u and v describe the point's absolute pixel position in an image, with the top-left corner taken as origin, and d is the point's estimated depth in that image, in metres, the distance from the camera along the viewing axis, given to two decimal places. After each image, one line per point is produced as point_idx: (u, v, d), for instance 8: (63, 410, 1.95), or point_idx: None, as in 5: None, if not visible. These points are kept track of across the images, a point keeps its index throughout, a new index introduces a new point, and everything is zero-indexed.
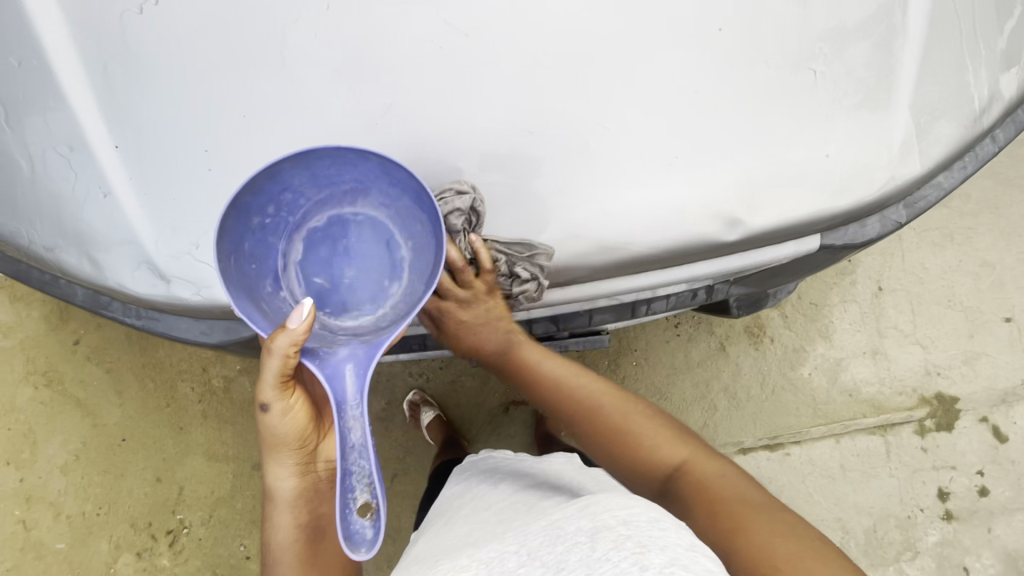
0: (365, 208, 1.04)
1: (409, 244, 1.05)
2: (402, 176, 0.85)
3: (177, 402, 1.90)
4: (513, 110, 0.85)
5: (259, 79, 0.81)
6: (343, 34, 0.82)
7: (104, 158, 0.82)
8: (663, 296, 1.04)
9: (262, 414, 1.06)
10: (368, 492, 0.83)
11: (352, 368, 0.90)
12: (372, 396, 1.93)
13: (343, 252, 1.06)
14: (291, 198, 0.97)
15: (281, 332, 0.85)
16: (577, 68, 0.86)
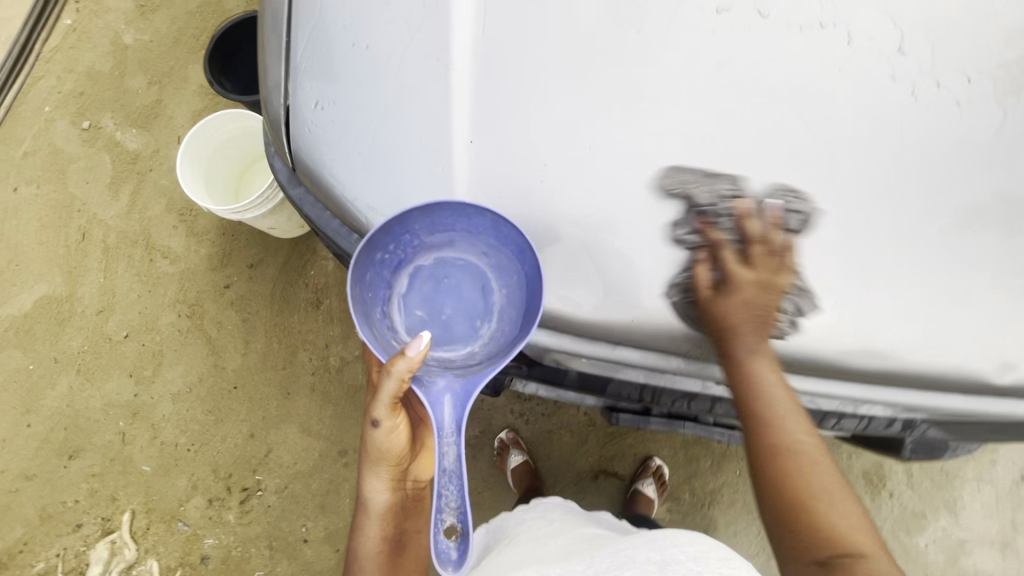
0: (467, 253, 1.04)
1: (502, 290, 1.04)
2: (506, 234, 0.85)
3: (292, 368, 1.98)
4: (868, 201, 0.78)
5: (615, 107, 0.78)
6: (732, 84, 0.78)
7: (455, 138, 0.81)
8: (862, 415, 0.87)
9: (372, 427, 1.04)
10: (453, 514, 0.89)
11: (450, 398, 0.93)
12: (468, 421, 1.92)
13: (445, 289, 1.06)
14: (407, 240, 1.01)
15: (400, 358, 0.89)
16: (945, 181, 0.79)
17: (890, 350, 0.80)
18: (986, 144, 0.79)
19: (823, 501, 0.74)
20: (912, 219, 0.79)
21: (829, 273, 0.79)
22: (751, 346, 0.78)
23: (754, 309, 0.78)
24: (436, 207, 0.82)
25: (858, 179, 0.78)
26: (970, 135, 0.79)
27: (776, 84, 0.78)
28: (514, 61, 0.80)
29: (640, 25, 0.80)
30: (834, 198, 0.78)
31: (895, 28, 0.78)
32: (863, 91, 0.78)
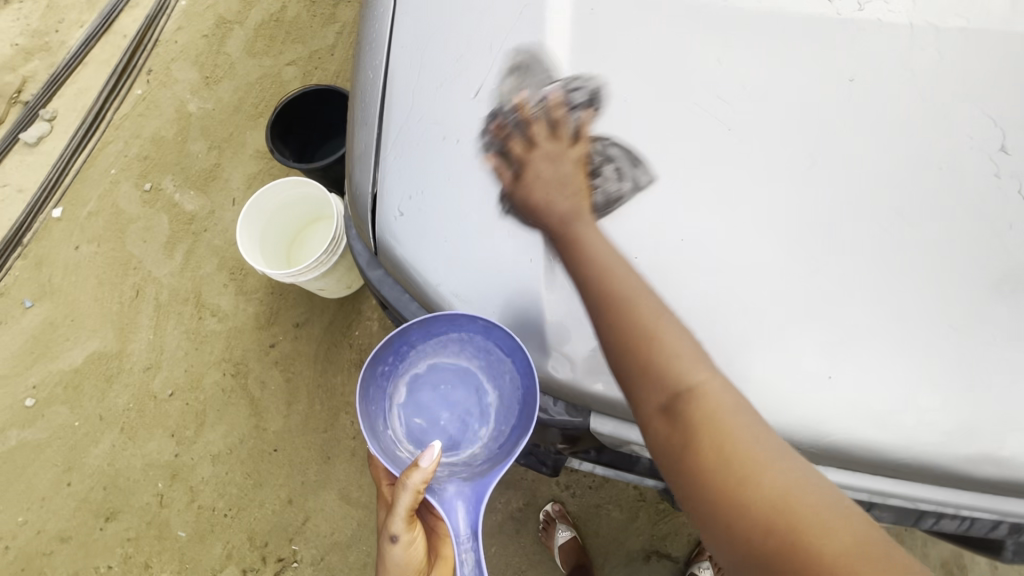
0: (459, 360, 1.09)
1: (495, 392, 1.09)
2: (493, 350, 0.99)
3: (334, 431, 1.95)
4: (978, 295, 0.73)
5: (707, 201, 0.78)
6: (829, 176, 0.76)
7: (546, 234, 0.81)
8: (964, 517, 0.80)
9: (391, 544, 0.99)
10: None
11: (462, 502, 0.96)
12: (513, 492, 1.85)
13: (439, 394, 1.12)
14: (404, 354, 1.06)
15: (413, 469, 0.90)
16: None
17: (1013, 458, 0.74)
18: None
19: (666, 377, 0.69)
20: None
21: (947, 376, 0.73)
22: (584, 223, 0.78)
23: (557, 175, 0.81)
24: (431, 323, 0.89)
25: (967, 273, 0.73)
26: None
27: (872, 180, 0.76)
28: (608, 158, 0.81)
29: (730, 119, 0.79)
30: (944, 295, 0.73)
31: (998, 122, 0.76)
32: (965, 181, 0.75)
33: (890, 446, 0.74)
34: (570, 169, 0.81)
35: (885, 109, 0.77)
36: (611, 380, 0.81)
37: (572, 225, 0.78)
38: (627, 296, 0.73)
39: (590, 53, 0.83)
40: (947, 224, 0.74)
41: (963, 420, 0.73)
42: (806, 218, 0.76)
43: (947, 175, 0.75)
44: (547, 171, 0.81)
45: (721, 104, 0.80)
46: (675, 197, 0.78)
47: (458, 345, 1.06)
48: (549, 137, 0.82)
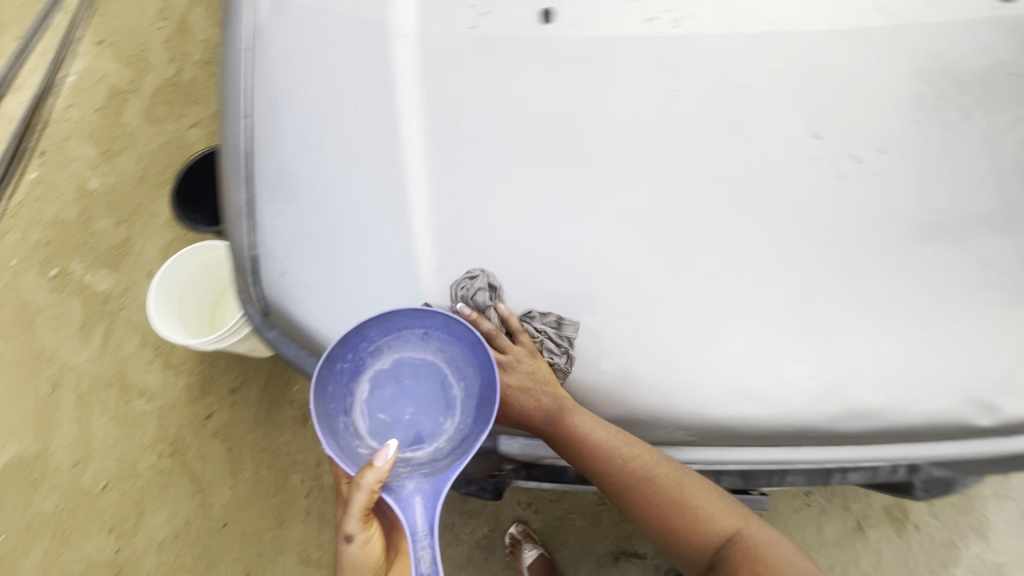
0: (426, 352, 0.90)
1: (463, 383, 0.89)
2: (461, 331, 0.83)
3: (284, 493, 1.89)
4: (820, 264, 0.78)
5: (567, 216, 0.81)
6: (673, 176, 0.81)
7: (423, 274, 0.83)
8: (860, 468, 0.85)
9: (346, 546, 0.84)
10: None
11: (422, 499, 0.78)
12: (476, 521, 1.83)
13: (405, 390, 0.90)
14: (362, 346, 0.86)
15: (370, 467, 0.76)
16: (891, 227, 0.79)
17: (877, 408, 0.78)
18: (923, 187, 0.79)
19: (707, 532, 0.82)
20: (878, 277, 0.78)
21: (803, 346, 0.78)
22: (574, 413, 0.80)
23: (526, 386, 0.82)
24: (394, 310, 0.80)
25: (807, 246, 0.79)
26: (903, 180, 0.79)
27: (713, 174, 0.81)
28: (468, 190, 0.83)
29: (578, 136, 0.82)
30: (790, 271, 0.79)
31: (820, 102, 0.81)
32: (795, 159, 0.80)
33: (765, 419, 0.79)
34: (534, 384, 0.81)
35: (716, 107, 0.81)
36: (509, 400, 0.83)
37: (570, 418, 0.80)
38: (647, 470, 0.80)
39: (439, 88, 0.85)
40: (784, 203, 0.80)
41: (825, 383, 0.78)
42: (658, 220, 0.80)
43: (777, 156, 0.81)
44: (519, 393, 0.83)
45: (567, 124, 0.82)
46: (540, 218, 0.81)
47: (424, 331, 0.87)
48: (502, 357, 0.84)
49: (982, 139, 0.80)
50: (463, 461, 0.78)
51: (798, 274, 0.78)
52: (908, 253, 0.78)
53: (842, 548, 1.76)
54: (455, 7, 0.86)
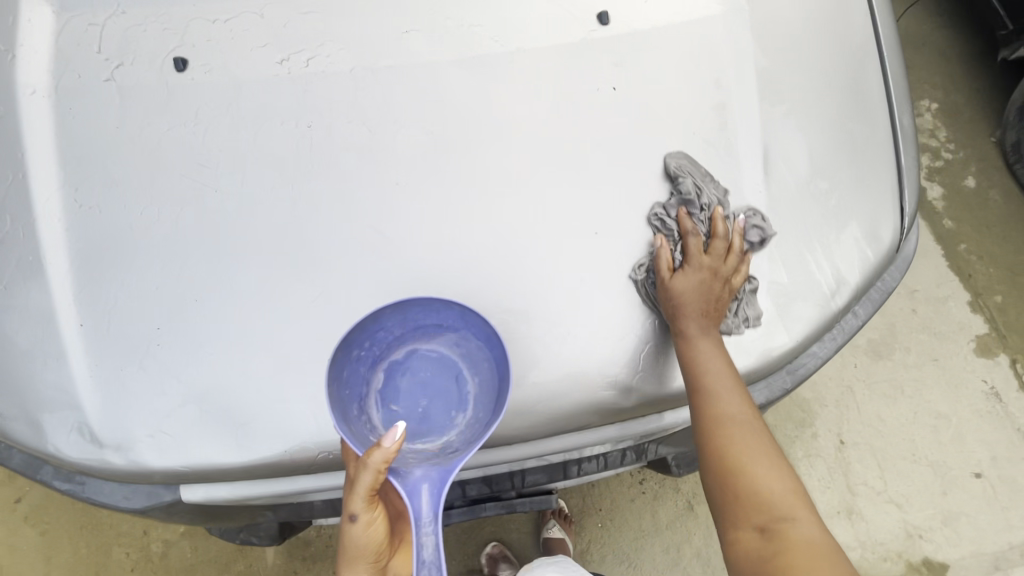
0: (442, 344, 0.88)
1: (477, 377, 0.87)
2: (477, 324, 0.83)
3: (106, 571, 1.76)
4: (452, 275, 0.84)
5: (207, 257, 0.82)
6: (308, 206, 0.83)
7: (67, 332, 0.80)
8: (589, 456, 1.04)
9: (349, 525, 0.78)
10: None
11: (429, 486, 0.76)
12: (322, 564, 1.79)
13: (421, 382, 0.87)
14: (380, 336, 0.85)
15: (375, 449, 0.73)
16: (515, 234, 0.85)
17: (521, 404, 0.84)
18: (541, 194, 0.86)
19: (762, 509, 0.76)
20: (513, 283, 0.84)
21: None
22: (699, 339, 0.82)
23: (700, 294, 0.84)
24: (408, 299, 0.81)
25: (439, 262, 0.84)
26: (524, 188, 0.86)
27: (346, 200, 0.84)
28: (109, 241, 0.82)
29: (216, 179, 0.83)
30: (423, 288, 0.83)
31: (449, 125, 0.86)
32: (423, 179, 0.85)
33: None
34: (718, 285, 0.85)
35: (346, 135, 0.85)
36: (167, 451, 0.80)
37: (688, 342, 0.83)
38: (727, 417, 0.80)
39: (75, 143, 0.84)
40: (413, 221, 0.84)
41: None
42: (296, 251, 0.82)
43: (407, 178, 0.85)
44: (695, 281, 0.84)
45: (206, 166, 0.84)
46: (183, 263, 0.82)
47: (439, 323, 0.85)
48: (714, 253, 0.86)
49: (597, 146, 0.87)
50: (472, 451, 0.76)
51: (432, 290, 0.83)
52: (533, 256, 0.85)
53: (676, 529, 1.83)
54: (87, 61, 0.86)
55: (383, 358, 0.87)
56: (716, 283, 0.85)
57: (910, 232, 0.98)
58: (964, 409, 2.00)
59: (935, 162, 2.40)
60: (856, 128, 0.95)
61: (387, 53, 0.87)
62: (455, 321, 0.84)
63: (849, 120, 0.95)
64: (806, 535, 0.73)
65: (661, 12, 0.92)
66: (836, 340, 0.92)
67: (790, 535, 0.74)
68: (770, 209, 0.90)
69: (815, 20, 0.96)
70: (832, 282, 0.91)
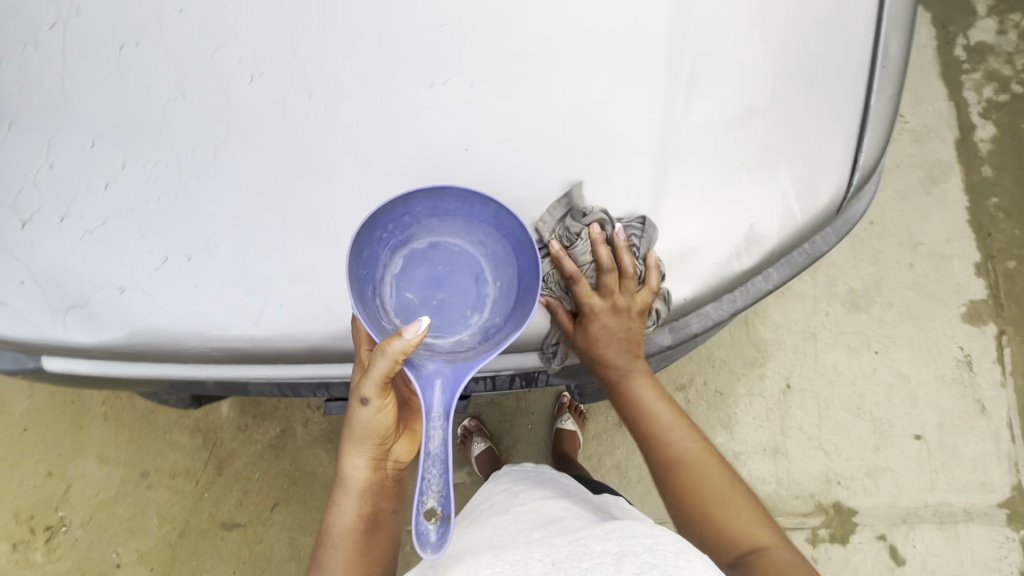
0: (465, 241, 0.82)
1: (498, 284, 0.81)
2: (511, 228, 0.75)
3: (82, 401, 1.93)
4: (287, 169, 0.73)
5: (30, 124, 0.74)
6: (132, 74, 0.72)
7: None
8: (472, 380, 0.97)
9: (359, 407, 0.78)
10: (436, 498, 0.67)
11: (442, 382, 0.71)
12: (270, 422, 1.94)
13: (440, 277, 0.82)
14: (406, 220, 0.78)
15: (395, 337, 0.67)
16: (366, 132, 0.72)
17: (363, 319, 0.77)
18: (403, 87, 0.72)
19: (729, 539, 0.74)
20: (359, 189, 0.73)
21: (277, 259, 0.76)
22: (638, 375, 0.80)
23: (615, 341, 0.76)
24: (442, 186, 0.72)
25: (275, 155, 0.73)
26: (382, 78, 0.72)
27: (175, 71, 0.72)
28: None
29: (36, 35, 0.73)
30: (257, 183, 0.74)
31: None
32: (261, 55, 0.72)
33: (253, 332, 0.79)
34: (622, 333, 0.77)
35: None
36: (11, 320, 0.80)
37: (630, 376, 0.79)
38: (682, 458, 0.80)
39: None
40: (246, 105, 0.72)
41: (307, 300, 0.77)
42: (125, 129, 0.73)
43: (244, 51, 0.72)
44: (611, 326, 0.76)
45: (24, 17, 0.73)
46: (9, 128, 0.74)
47: (469, 216, 0.79)
48: (609, 293, 0.75)
49: (483, 41, 0.72)
50: (493, 351, 0.71)
51: (265, 187, 0.74)
52: (384, 159, 0.73)
53: (601, 441, 1.87)
54: None
55: (402, 245, 0.81)
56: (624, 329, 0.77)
57: (861, 192, 0.84)
58: (926, 372, 1.91)
59: (998, 95, 2.02)
60: (818, 53, 0.77)
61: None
62: (490, 219, 0.77)
63: (813, 40, 0.77)
64: (778, 556, 0.72)
65: None
66: (735, 303, 0.81)
67: (761, 557, 0.72)
68: (688, 141, 0.75)
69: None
70: (743, 237, 0.79)
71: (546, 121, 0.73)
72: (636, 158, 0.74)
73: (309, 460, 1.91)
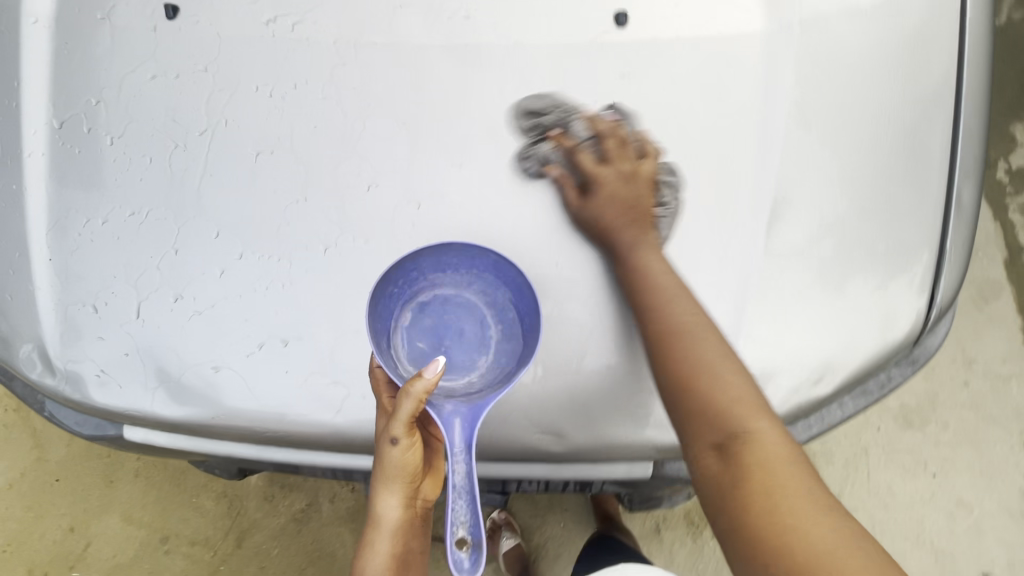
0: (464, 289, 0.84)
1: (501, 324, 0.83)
2: (509, 273, 0.78)
3: (116, 454, 1.92)
4: (390, 273, 0.79)
5: (163, 214, 0.81)
6: (262, 178, 0.80)
7: (38, 267, 0.84)
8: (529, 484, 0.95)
9: (389, 448, 0.76)
10: (465, 527, 0.70)
11: (459, 420, 0.72)
12: (297, 494, 1.89)
13: (444, 324, 0.84)
14: (409, 274, 0.81)
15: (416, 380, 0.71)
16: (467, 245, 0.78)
17: None
18: (504, 208, 0.79)
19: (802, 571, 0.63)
20: None
21: (369, 354, 0.80)
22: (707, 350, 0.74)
23: (623, 201, 0.79)
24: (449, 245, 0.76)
25: (381, 258, 0.79)
26: (487, 199, 0.79)
27: (299, 178, 0.80)
28: (81, 181, 0.83)
29: (185, 138, 0.81)
30: (359, 281, 0.79)
31: (426, 120, 0.79)
32: (379, 170, 0.79)
33: (333, 422, 0.81)
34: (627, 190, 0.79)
35: (311, 112, 0.80)
36: (108, 390, 0.84)
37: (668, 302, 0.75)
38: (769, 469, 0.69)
39: (67, 79, 0.84)
40: (360, 212, 0.79)
41: None
42: (249, 226, 0.80)
43: (364, 165, 0.79)
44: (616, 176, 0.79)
45: (173, 121, 0.82)
46: (144, 214, 0.82)
47: (473, 268, 0.81)
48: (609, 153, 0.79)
49: (582, 169, 0.78)
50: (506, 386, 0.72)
51: (367, 288, 0.79)
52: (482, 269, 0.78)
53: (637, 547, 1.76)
54: None
55: (410, 297, 0.84)
56: (619, 182, 0.79)
57: (937, 325, 0.85)
58: (990, 502, 1.79)
59: None
60: (896, 196, 0.81)
61: (373, 27, 0.80)
62: (488, 267, 0.79)
63: (889, 187, 0.81)
64: None
65: (687, 23, 0.79)
66: (810, 429, 0.81)
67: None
68: (765, 272, 0.78)
69: (880, 59, 0.79)
70: (820, 367, 0.80)
71: (635, 246, 0.77)
72: (716, 285, 0.78)
73: (332, 539, 1.85)
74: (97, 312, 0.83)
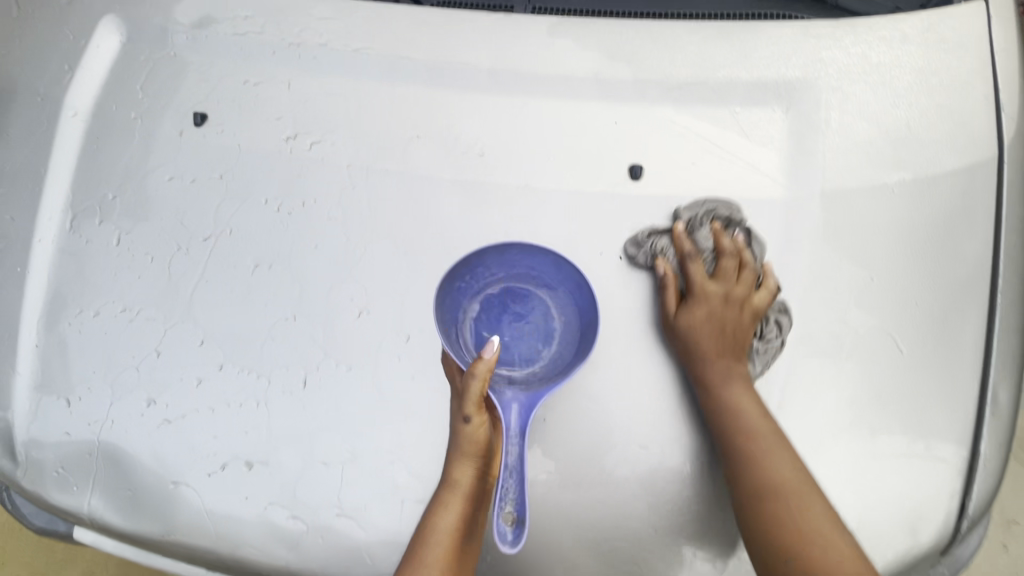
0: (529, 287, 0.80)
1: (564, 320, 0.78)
2: (568, 272, 0.75)
3: None
4: (368, 405, 0.75)
5: (153, 315, 0.80)
6: (255, 291, 0.79)
7: (22, 350, 0.82)
8: None
9: (462, 426, 0.69)
10: (513, 500, 0.63)
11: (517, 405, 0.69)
12: None
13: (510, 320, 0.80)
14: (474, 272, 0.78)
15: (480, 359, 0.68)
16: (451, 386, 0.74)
17: None
18: None
19: None
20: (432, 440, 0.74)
21: (332, 491, 0.74)
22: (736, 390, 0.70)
23: (713, 326, 0.74)
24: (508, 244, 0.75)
25: (361, 389, 0.75)
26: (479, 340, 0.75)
27: (291, 296, 0.78)
28: (81, 271, 0.83)
29: (189, 242, 0.81)
30: (334, 411, 0.75)
31: (428, 250, 0.78)
32: (372, 297, 0.77)
33: (284, 562, 0.74)
34: (730, 311, 0.75)
35: (315, 231, 0.80)
36: (63, 489, 0.80)
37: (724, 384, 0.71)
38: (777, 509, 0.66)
39: (89, 173, 0.86)
40: (347, 338, 0.76)
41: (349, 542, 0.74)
42: (233, 340, 0.78)
43: (359, 290, 0.77)
44: (704, 314, 0.74)
45: (181, 224, 0.82)
46: (135, 313, 0.81)
47: (536, 271, 0.78)
48: (723, 272, 0.76)
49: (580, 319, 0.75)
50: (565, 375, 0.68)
51: (342, 419, 0.75)
52: None
53: None
54: (125, 97, 0.89)
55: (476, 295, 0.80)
56: (729, 311, 0.75)
57: (970, 532, 0.75)
58: None
59: None
60: (929, 386, 0.72)
61: (386, 154, 0.81)
62: (549, 267, 0.76)
63: (923, 378, 0.72)
64: None
65: (702, 183, 0.78)
66: None
67: None
68: None
69: (906, 240, 0.75)
70: None
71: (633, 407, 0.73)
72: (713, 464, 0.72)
73: None
74: (71, 405, 0.80)
